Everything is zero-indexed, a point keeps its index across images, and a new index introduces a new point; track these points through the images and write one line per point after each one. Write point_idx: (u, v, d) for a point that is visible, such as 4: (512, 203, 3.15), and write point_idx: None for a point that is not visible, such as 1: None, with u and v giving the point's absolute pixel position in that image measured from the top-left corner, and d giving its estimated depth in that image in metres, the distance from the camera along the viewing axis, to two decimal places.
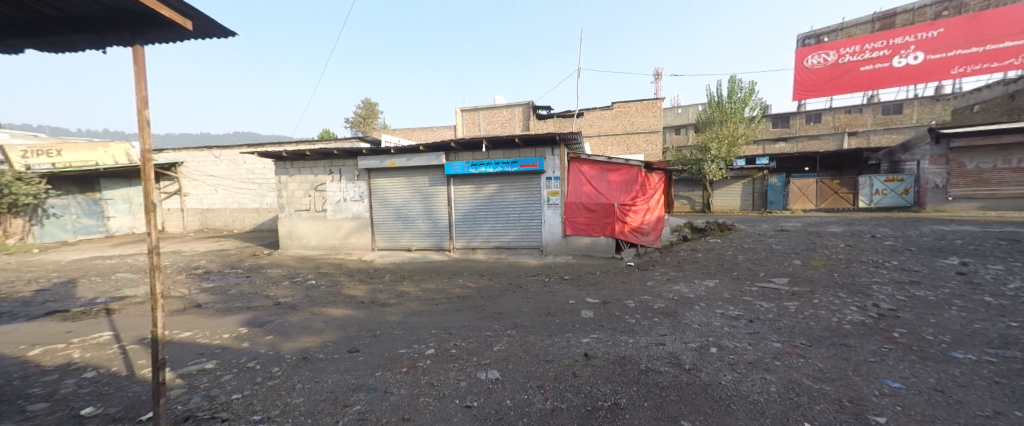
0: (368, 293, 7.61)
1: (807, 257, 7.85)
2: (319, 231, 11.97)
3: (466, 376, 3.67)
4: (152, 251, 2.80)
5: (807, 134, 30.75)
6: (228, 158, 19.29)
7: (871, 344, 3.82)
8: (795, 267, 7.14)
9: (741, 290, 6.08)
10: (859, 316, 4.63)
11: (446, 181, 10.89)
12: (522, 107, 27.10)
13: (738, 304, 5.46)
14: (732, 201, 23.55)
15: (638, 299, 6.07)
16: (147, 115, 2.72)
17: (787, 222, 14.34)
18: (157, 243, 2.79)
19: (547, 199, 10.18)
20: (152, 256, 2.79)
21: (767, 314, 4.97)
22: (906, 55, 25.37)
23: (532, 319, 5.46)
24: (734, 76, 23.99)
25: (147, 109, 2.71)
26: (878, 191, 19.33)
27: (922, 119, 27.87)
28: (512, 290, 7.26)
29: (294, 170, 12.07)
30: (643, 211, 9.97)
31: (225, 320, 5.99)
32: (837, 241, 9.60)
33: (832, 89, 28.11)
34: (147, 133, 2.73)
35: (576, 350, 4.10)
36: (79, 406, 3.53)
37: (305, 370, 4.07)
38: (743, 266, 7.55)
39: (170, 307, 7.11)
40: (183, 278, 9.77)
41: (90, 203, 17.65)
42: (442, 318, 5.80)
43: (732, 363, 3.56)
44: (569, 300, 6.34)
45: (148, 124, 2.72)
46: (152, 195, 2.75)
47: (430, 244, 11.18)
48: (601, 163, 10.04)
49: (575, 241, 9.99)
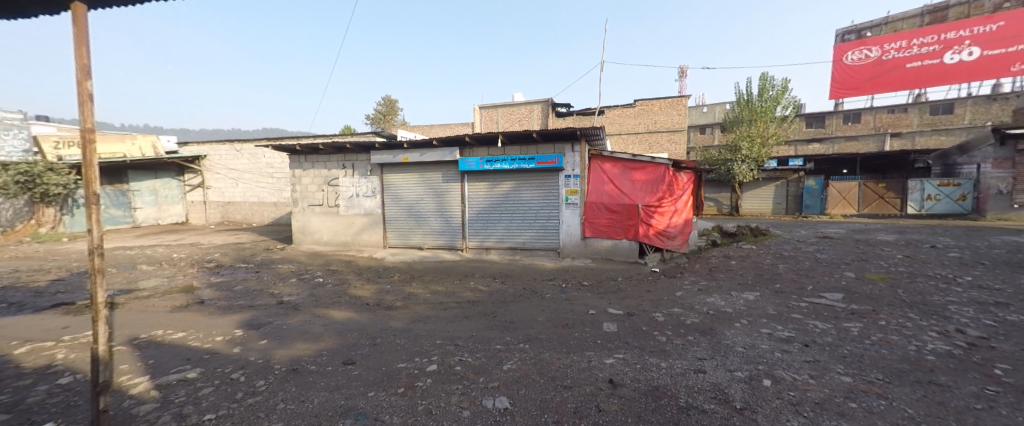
0: (374, 295, 7.17)
1: (860, 270, 7.00)
2: (331, 227, 11.72)
3: (469, 403, 3.15)
4: (94, 251, 2.45)
5: (845, 135, 29.00)
6: (248, 152, 19.36)
7: (970, 384, 3.21)
8: (849, 281, 6.32)
9: (787, 306, 5.36)
10: (943, 344, 3.97)
11: (460, 178, 10.42)
12: (541, 104, 26.48)
13: (786, 323, 4.77)
14: (764, 205, 22.34)
15: (666, 312, 5.44)
16: (89, 88, 2.36)
17: (828, 228, 13.28)
18: (99, 241, 2.44)
19: (566, 199, 9.57)
20: (93, 257, 2.44)
21: (824, 337, 4.28)
22: (959, 51, 23.55)
23: (548, 332, 4.90)
24: (765, 73, 22.67)
25: (87, 82, 2.35)
26: (929, 196, 17.83)
27: (976, 119, 25.87)
28: (525, 296, 6.71)
29: (308, 165, 11.84)
30: (670, 213, 9.23)
31: (223, 321, 5.62)
32: (892, 251, 8.66)
33: (874, 87, 26.37)
34: (89, 112, 2.37)
35: (600, 375, 3.51)
36: (39, 420, 3.08)
37: (292, 385, 3.61)
38: (786, 278, 6.77)
39: (172, 303, 6.84)
40: (194, 271, 9.60)
41: (118, 194, 17.94)
42: (449, 327, 5.30)
43: (795, 403, 2.94)
44: (588, 310, 5.74)
45: (90, 99, 2.35)
46: (95, 186, 2.39)
47: (443, 243, 10.74)
48: (625, 161, 9.33)
49: (594, 243, 9.36)
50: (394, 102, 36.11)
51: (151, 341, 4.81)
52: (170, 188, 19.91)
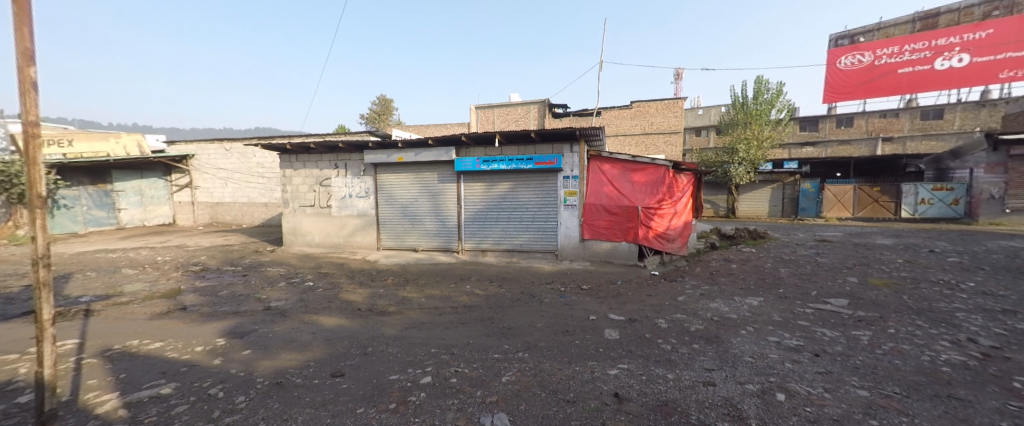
0: (367, 300, 6.92)
1: (862, 274, 6.90)
2: (323, 228, 11.42)
3: (465, 421, 2.94)
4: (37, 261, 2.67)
5: (837, 139, 29.17)
6: (239, 151, 18.96)
7: (991, 399, 3.05)
8: (853, 286, 6.20)
9: (792, 312, 5.21)
10: (957, 355, 3.83)
11: (456, 178, 10.19)
12: (537, 106, 26.33)
13: (793, 330, 4.61)
14: (760, 208, 22.34)
15: (669, 318, 5.26)
16: (29, 74, 2.52)
17: (825, 231, 13.23)
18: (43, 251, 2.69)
19: (564, 200, 9.38)
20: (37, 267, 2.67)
21: (834, 346, 4.12)
22: (950, 57, 23.80)
23: (547, 339, 4.71)
24: (761, 77, 22.70)
25: (28, 66, 2.52)
26: (923, 200, 18.06)
27: (965, 125, 26.20)
28: (523, 300, 6.51)
29: (299, 164, 11.55)
30: (669, 215, 9.08)
31: (205, 329, 5.36)
32: (893, 255, 8.57)
33: (867, 92, 26.47)
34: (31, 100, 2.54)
35: (604, 388, 3.32)
36: None
37: (274, 401, 3.38)
38: (789, 283, 6.62)
39: (152, 310, 6.55)
40: (178, 275, 9.29)
41: (101, 194, 17.46)
42: (444, 334, 5.08)
43: (813, 421, 2.77)
44: (589, 316, 5.55)
45: (31, 87, 2.52)
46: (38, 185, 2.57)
47: (438, 244, 10.51)
48: (624, 162, 9.16)
49: (593, 246, 9.19)
50: (390, 102, 35.78)
51: (125, 354, 4.56)
52: (156, 189, 19.46)
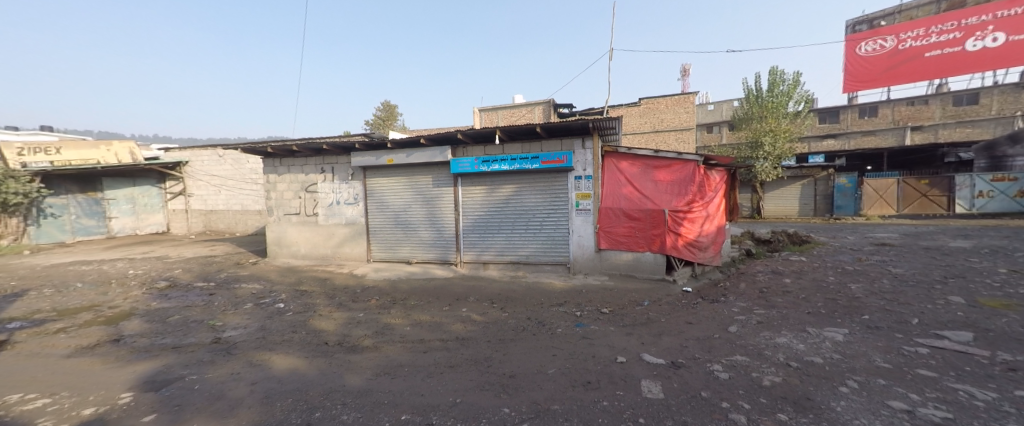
0: (340, 328, 5.67)
1: (965, 293, 5.45)
2: (309, 238, 10.22)
3: None
4: None
5: (861, 130, 27.27)
6: (231, 158, 17.94)
7: None
8: (966, 312, 4.78)
9: (903, 354, 3.82)
10: None
11: (453, 181, 8.92)
12: (542, 105, 24.98)
13: (922, 387, 3.22)
14: (789, 207, 20.73)
15: (727, 363, 3.88)
16: None
17: (876, 232, 11.65)
18: None
19: (577, 204, 8.06)
20: None
21: (1005, 422, 2.71)
22: (983, 37, 22.06)
23: (562, 396, 3.41)
24: (775, 68, 21.17)
25: None
26: (981, 193, 16.28)
27: (1003, 110, 24.25)
28: (529, 330, 5.19)
29: (283, 169, 10.40)
30: (701, 220, 7.68)
31: (120, 378, 4.12)
32: (984, 262, 7.05)
33: (890, 79, 24.66)
34: None
35: None
36: None
37: None
38: (873, 306, 5.18)
39: (77, 343, 5.33)
40: (140, 293, 8.13)
41: (91, 202, 16.66)
42: (424, 386, 3.77)
43: None
44: (617, 357, 4.18)
45: None
46: None
47: (435, 256, 9.24)
48: (646, 158, 7.77)
49: (611, 257, 7.82)
50: (393, 106, 34.94)
51: None
52: (150, 197, 18.53)
